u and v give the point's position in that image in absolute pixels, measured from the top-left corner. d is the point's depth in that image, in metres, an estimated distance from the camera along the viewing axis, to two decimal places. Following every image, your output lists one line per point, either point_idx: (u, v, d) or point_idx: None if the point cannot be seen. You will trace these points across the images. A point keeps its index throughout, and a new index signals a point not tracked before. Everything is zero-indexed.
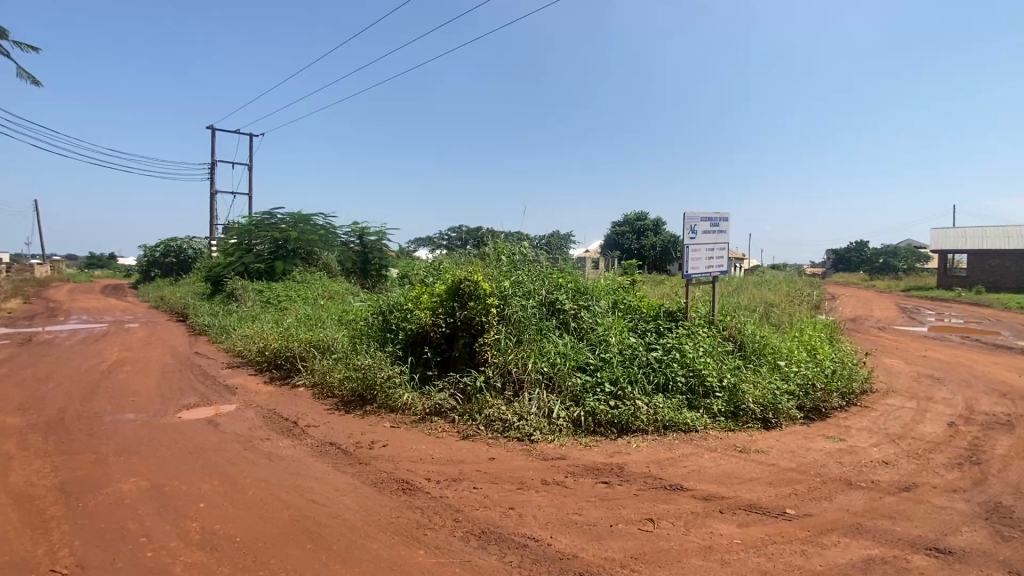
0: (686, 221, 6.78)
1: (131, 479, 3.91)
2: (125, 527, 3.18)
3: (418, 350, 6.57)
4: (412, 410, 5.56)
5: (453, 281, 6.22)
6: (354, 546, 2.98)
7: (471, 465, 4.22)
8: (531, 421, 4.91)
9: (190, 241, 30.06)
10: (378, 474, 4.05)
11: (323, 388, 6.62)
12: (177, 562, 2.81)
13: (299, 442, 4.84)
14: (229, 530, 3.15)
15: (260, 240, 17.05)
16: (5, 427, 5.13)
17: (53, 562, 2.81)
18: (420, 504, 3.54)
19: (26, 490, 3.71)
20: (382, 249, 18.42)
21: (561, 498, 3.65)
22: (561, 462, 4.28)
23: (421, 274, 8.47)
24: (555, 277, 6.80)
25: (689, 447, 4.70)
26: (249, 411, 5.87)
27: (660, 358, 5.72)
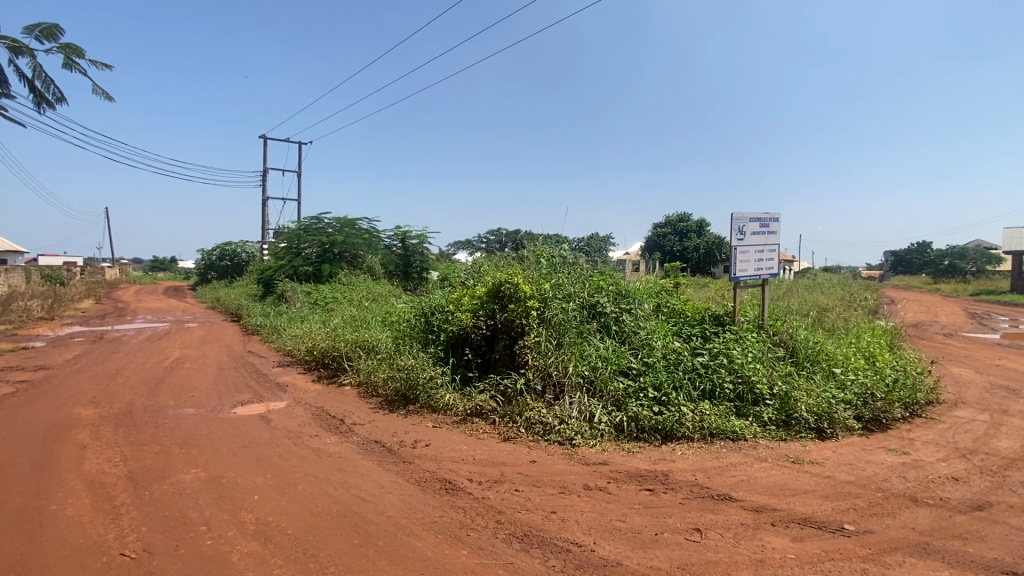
0: (733, 222, 6.57)
1: (191, 470, 4.13)
2: (186, 516, 3.36)
3: (459, 352, 6.65)
4: (453, 411, 5.63)
5: (493, 283, 6.23)
6: (399, 543, 3.03)
7: (512, 467, 4.22)
8: (572, 425, 4.85)
9: (245, 244, 31.41)
10: (422, 473, 4.12)
11: (367, 387, 6.80)
12: (234, 551, 2.94)
13: (345, 439, 4.98)
14: (282, 523, 3.27)
15: (308, 244, 17.71)
16: (81, 419, 5.52)
17: (123, 546, 3.00)
18: (462, 504, 3.57)
19: (99, 478, 3.98)
20: (423, 253, 18.75)
21: (605, 504, 3.59)
22: (603, 467, 4.22)
23: (462, 276, 8.58)
24: (595, 280, 6.73)
25: (737, 455, 4.53)
26: (299, 408, 6.10)
27: (706, 364, 5.56)
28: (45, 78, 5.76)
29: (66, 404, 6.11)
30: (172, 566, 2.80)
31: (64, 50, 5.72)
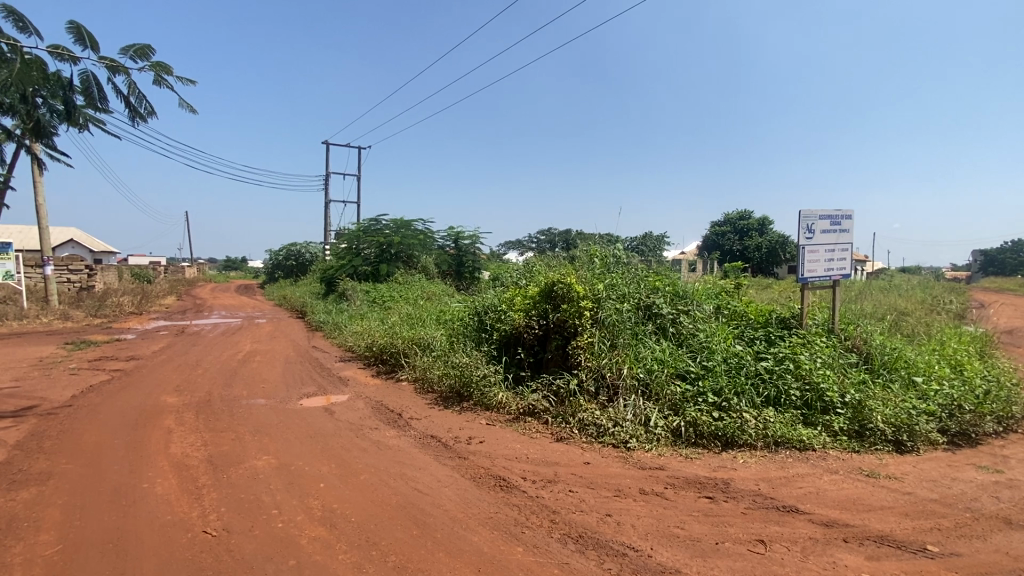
0: (801, 220, 6.24)
1: (263, 457, 4.40)
2: (260, 499, 3.59)
3: (512, 351, 6.70)
4: (506, 410, 5.68)
5: (546, 283, 6.22)
6: (456, 536, 3.10)
7: (566, 468, 4.20)
8: (627, 428, 4.77)
9: (309, 245, 32.97)
10: (477, 469, 4.19)
11: (423, 383, 6.99)
12: (303, 535, 3.11)
13: (403, 433, 5.14)
14: (345, 510, 3.42)
15: (366, 245, 18.41)
16: (167, 406, 6.01)
17: (205, 524, 3.24)
18: (517, 502, 3.60)
19: (183, 460, 4.32)
20: (476, 253, 19.16)
21: (661, 509, 3.51)
22: (660, 472, 4.12)
23: (514, 276, 8.63)
24: (651, 280, 6.59)
25: (805, 466, 4.30)
26: (359, 401, 6.36)
27: (771, 369, 5.31)
28: (137, 96, 5.09)
29: (155, 391, 6.68)
30: (248, 545, 2.99)
31: (156, 67, 4.91)
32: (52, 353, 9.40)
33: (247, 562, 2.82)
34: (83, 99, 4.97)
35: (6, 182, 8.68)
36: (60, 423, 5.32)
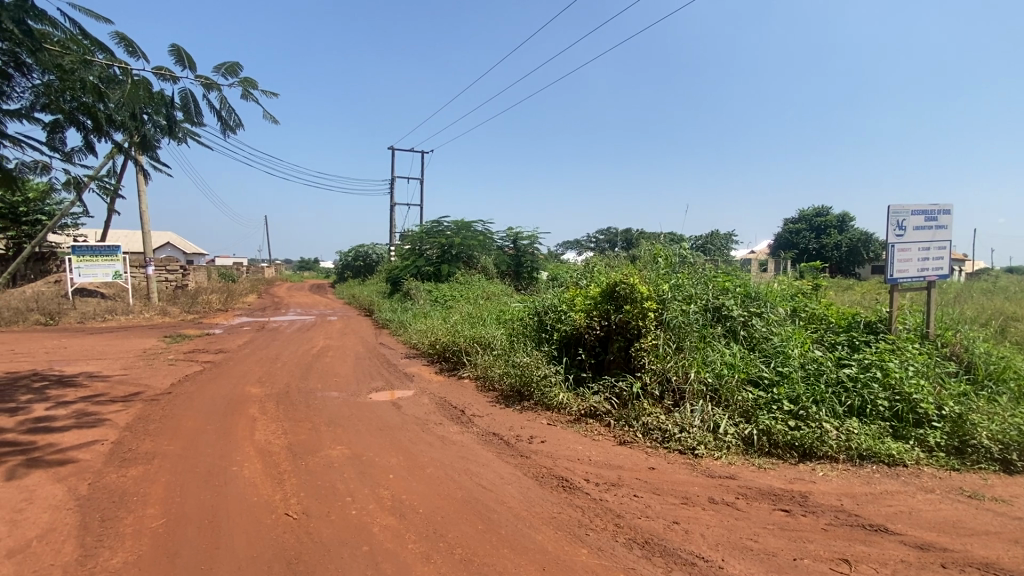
0: (890, 215, 5.76)
1: (337, 447, 4.65)
2: (335, 486, 3.80)
3: (573, 352, 6.65)
4: (567, 410, 5.64)
5: (608, 283, 6.04)
6: (521, 534, 3.13)
7: (630, 472, 4.12)
8: (694, 434, 4.60)
9: (375, 246, 34.47)
10: (539, 468, 4.20)
11: (485, 381, 7.10)
12: (375, 523, 3.25)
13: (466, 429, 5.25)
14: (414, 502, 3.55)
15: (429, 245, 18.97)
16: (251, 396, 6.49)
17: (286, 507, 3.47)
18: (580, 503, 3.57)
19: (267, 447, 4.65)
20: (534, 253, 19.28)
21: (733, 520, 3.36)
22: (730, 481, 3.94)
23: (575, 276, 8.56)
24: (719, 281, 6.32)
25: (894, 483, 3.96)
26: (424, 397, 6.57)
27: (855, 377, 4.94)
28: (227, 108, 5.53)
29: (240, 382, 7.22)
30: (325, 529, 3.18)
31: (243, 83, 5.32)
32: (154, 345, 10.43)
33: (325, 545, 3.00)
34: (182, 114, 5.46)
35: (116, 190, 9.69)
36: (162, 409, 5.88)
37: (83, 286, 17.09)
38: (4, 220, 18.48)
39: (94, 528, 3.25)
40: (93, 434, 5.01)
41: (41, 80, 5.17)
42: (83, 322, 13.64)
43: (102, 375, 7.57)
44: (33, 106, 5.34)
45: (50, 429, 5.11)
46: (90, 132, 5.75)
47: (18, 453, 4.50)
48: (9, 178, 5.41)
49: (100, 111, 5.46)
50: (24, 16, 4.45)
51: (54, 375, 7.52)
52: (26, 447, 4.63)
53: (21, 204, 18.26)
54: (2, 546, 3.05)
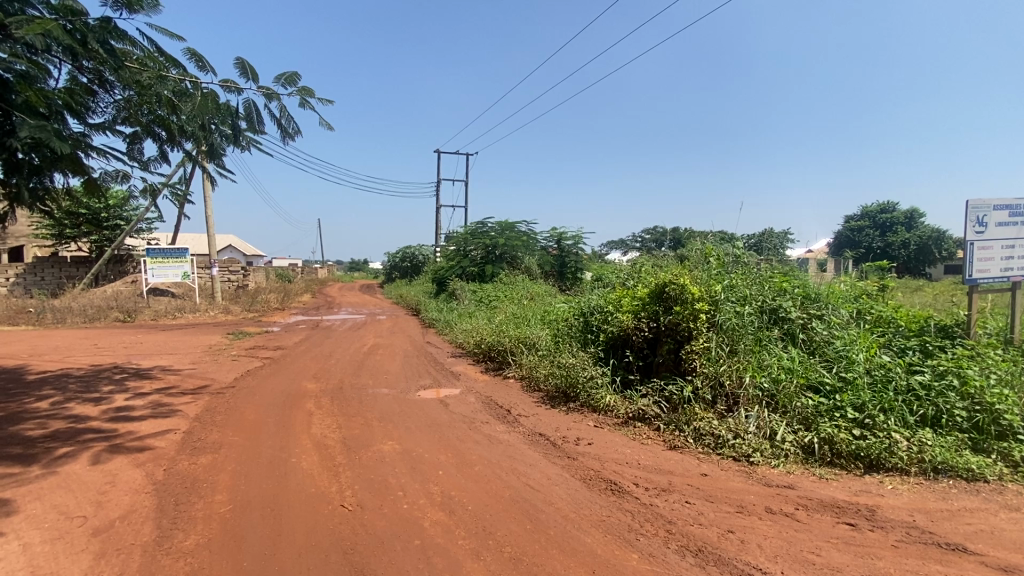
0: (968, 211, 5.34)
1: (388, 442, 4.79)
2: (386, 481, 3.91)
3: (620, 353, 6.55)
4: (615, 413, 5.56)
5: (656, 284, 5.85)
6: (570, 535, 3.11)
7: (681, 477, 4.01)
8: (749, 441, 4.43)
9: (422, 248, 35.22)
10: (587, 470, 4.16)
11: (530, 382, 7.11)
12: (426, 518, 3.32)
13: (512, 429, 5.27)
14: (463, 499, 3.60)
15: (474, 246, 19.21)
16: (307, 391, 6.77)
17: (342, 499, 3.61)
18: (630, 508, 3.52)
19: (323, 440, 4.85)
20: (578, 253, 19.13)
21: (792, 532, 3.21)
22: (789, 491, 3.76)
23: (621, 276, 8.43)
24: (776, 281, 6.06)
25: (973, 499, 3.67)
26: (470, 395, 6.65)
27: (928, 384, 4.61)
28: (287, 116, 5.80)
29: (297, 378, 7.56)
30: (378, 522, 3.27)
31: (301, 92, 5.57)
32: (219, 341, 11.09)
33: (378, 537, 3.09)
34: (245, 123, 5.78)
35: (186, 196, 10.37)
36: (226, 402, 6.23)
37: (157, 286, 18.40)
38: (89, 226, 20.15)
39: (169, 511, 3.50)
40: (166, 423, 5.38)
41: (122, 95, 5.60)
42: (156, 319, 14.68)
43: (174, 369, 8.12)
44: (115, 120, 5.80)
45: (129, 418, 5.54)
46: (164, 142, 6.17)
47: (103, 439, 4.90)
48: (95, 186, 5.90)
49: (173, 122, 5.85)
50: (108, 37, 4.83)
51: (132, 368, 8.13)
52: (108, 434, 5.03)
53: (103, 210, 19.84)
54: (89, 524, 3.33)
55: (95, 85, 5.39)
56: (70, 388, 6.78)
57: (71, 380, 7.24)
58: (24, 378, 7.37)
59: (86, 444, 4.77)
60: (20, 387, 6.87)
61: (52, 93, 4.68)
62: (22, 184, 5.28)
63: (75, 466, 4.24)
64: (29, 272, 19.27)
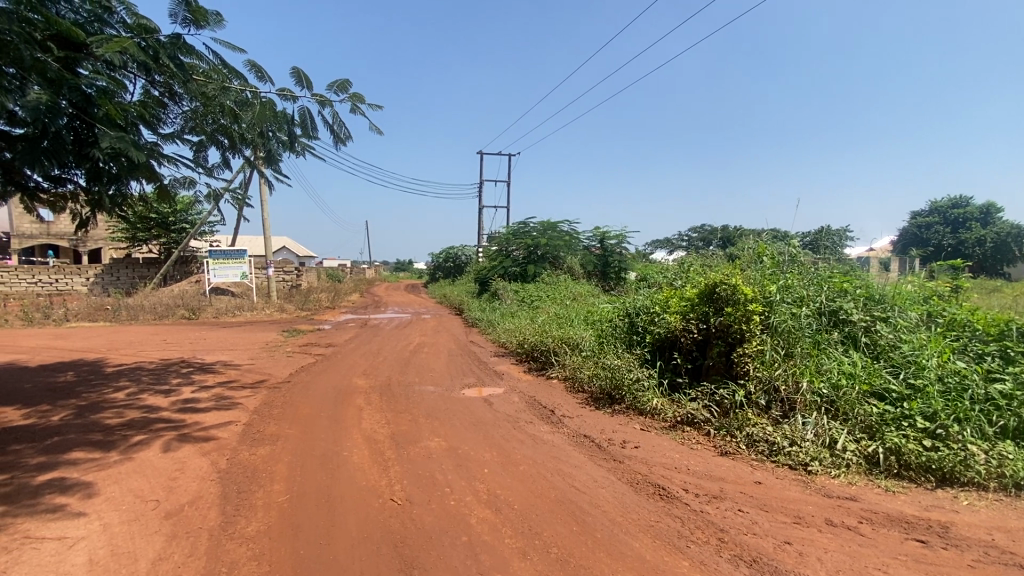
0: None
1: (435, 439, 4.87)
2: (434, 476, 3.99)
3: (668, 356, 6.40)
4: (662, 416, 5.44)
5: (706, 285, 5.67)
6: (617, 539, 3.07)
7: (733, 485, 3.88)
8: (806, 449, 4.23)
9: (465, 249, 35.65)
10: (634, 474, 4.09)
11: (574, 383, 7.06)
12: (473, 515, 3.36)
13: (557, 429, 5.25)
14: (509, 497, 3.62)
15: (516, 246, 19.28)
16: (357, 387, 7.00)
17: (391, 493, 3.70)
18: (679, 513, 3.43)
19: (372, 435, 5.00)
20: (622, 253, 18.84)
21: (856, 546, 3.04)
22: (851, 504, 3.57)
23: (668, 276, 8.22)
24: (836, 281, 5.76)
25: None
26: (514, 395, 6.68)
27: (1010, 394, 4.26)
28: (339, 122, 6.01)
29: (347, 374, 7.83)
30: (427, 517, 3.34)
31: (352, 98, 5.76)
32: (275, 339, 11.65)
33: (427, 532, 3.15)
34: (301, 130, 6.03)
35: (244, 200, 10.94)
36: (282, 396, 6.52)
37: (218, 285, 19.51)
38: (158, 229, 21.59)
39: (233, 498, 3.70)
40: (229, 415, 5.70)
41: (189, 106, 5.96)
42: (218, 317, 15.58)
43: (234, 364, 8.59)
44: (184, 129, 6.18)
45: (195, 410, 5.90)
46: (227, 149, 6.53)
47: (172, 428, 5.24)
48: (165, 192, 6.31)
49: (234, 130, 6.18)
50: (177, 52, 5.15)
51: (198, 363, 8.66)
52: (177, 424, 5.38)
53: (171, 214, 21.23)
54: (162, 507, 3.57)
55: (165, 97, 5.76)
56: (143, 380, 7.31)
57: (145, 373, 7.80)
58: (104, 370, 8.00)
59: (158, 432, 5.12)
60: (100, 378, 7.45)
61: (128, 106, 5.05)
62: (103, 190, 5.73)
63: (148, 453, 4.55)
64: (106, 272, 20.84)
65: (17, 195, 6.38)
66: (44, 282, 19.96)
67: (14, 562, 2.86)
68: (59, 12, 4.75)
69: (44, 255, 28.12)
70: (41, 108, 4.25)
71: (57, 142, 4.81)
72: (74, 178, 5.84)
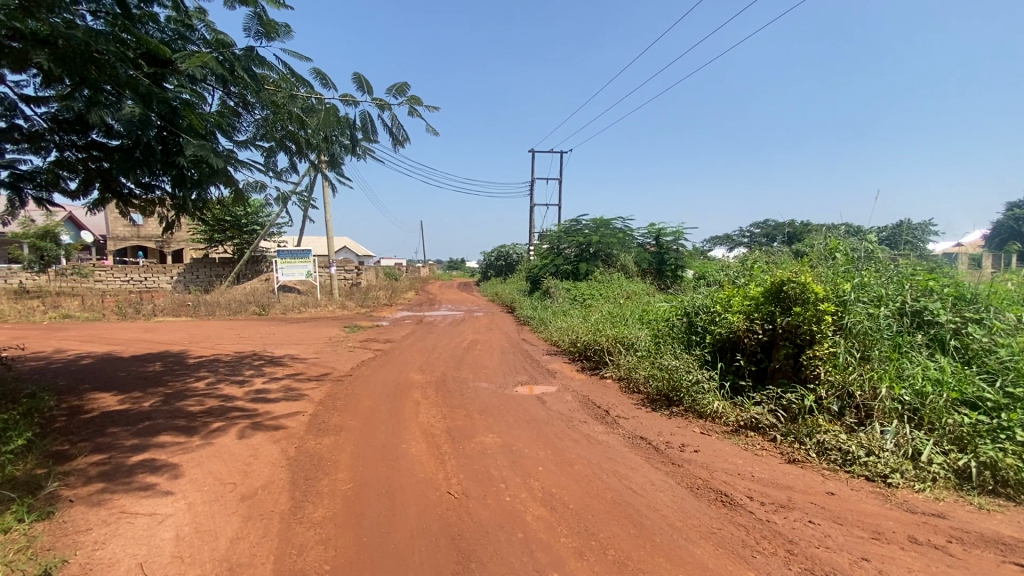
0: None
1: (489, 434, 4.93)
2: (490, 472, 4.03)
3: (730, 357, 6.14)
4: (724, 420, 5.23)
5: (772, 283, 5.38)
6: (677, 545, 2.99)
7: (802, 494, 3.67)
8: (884, 460, 3.93)
9: (516, 247, 35.83)
10: (694, 479, 3.96)
11: (629, 383, 6.92)
12: (529, 512, 3.37)
13: (612, 429, 5.18)
14: (564, 496, 3.61)
15: (568, 244, 19.13)
16: (413, 382, 7.20)
17: (448, 486, 3.78)
18: (743, 521, 3.29)
19: (429, 429, 5.12)
20: (678, 250, 18.25)
21: (944, 567, 2.79)
22: (938, 521, 3.28)
23: (729, 273, 7.89)
24: (920, 279, 5.31)
25: None
26: (568, 394, 6.64)
27: None
28: (397, 125, 6.19)
29: (404, 369, 8.06)
30: (483, 512, 3.38)
31: (410, 100, 5.92)
32: (337, 334, 12.20)
33: (484, 527, 3.19)
34: (362, 133, 6.27)
35: (309, 202, 11.50)
36: (344, 389, 6.81)
37: (285, 283, 20.69)
38: (232, 230, 23.13)
39: (301, 484, 3.91)
40: (297, 405, 6.03)
41: (261, 115, 6.34)
42: (285, 313, 16.53)
43: (301, 358, 9.08)
44: (256, 136, 6.58)
45: (267, 400, 6.29)
46: (295, 154, 6.89)
47: (246, 417, 5.60)
48: (240, 196, 6.75)
49: (301, 136, 6.50)
50: (251, 64, 5.48)
51: (268, 356, 9.23)
52: (251, 413, 5.75)
53: (243, 216, 22.70)
54: (238, 490, 3.83)
55: (240, 107, 6.15)
56: (221, 371, 7.87)
57: (222, 365, 8.39)
58: (187, 361, 8.67)
59: (234, 420, 5.49)
60: (184, 368, 8.10)
61: (207, 116, 5.43)
62: (186, 195, 6.20)
63: (226, 439, 4.90)
64: (188, 272, 22.59)
65: (113, 201, 7.03)
66: (135, 280, 21.90)
67: (112, 534, 3.15)
68: (147, 31, 5.18)
69: (135, 256, 30.80)
70: (133, 120, 4.65)
71: (147, 152, 5.25)
72: (161, 184, 6.35)
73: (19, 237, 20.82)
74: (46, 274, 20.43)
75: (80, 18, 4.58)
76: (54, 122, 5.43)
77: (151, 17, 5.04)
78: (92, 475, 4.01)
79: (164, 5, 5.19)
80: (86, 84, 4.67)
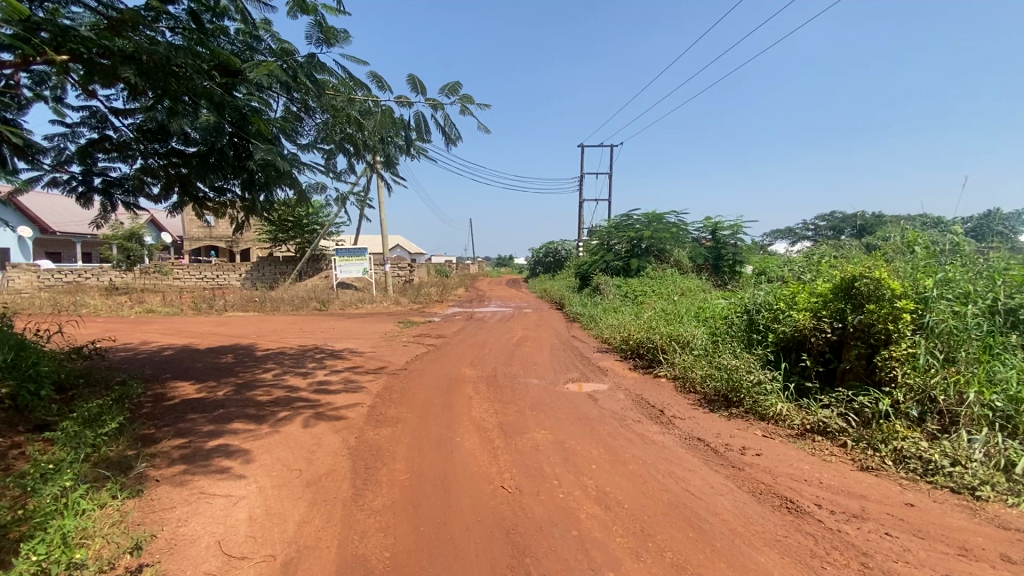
0: None
1: (541, 431, 4.94)
2: (542, 468, 4.03)
3: (795, 357, 5.84)
4: (788, 424, 4.97)
5: (843, 279, 5.07)
6: (739, 551, 2.88)
7: (877, 505, 3.44)
8: (972, 471, 3.62)
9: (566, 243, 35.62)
10: (756, 483, 3.80)
11: (685, 382, 6.71)
12: (583, 510, 3.35)
13: (667, 430, 5.06)
14: (619, 496, 3.56)
15: (619, 240, 18.79)
16: (465, 377, 7.31)
17: (502, 481, 3.82)
18: (811, 530, 3.13)
19: (482, 423, 5.18)
20: (736, 245, 17.51)
21: None
22: None
23: (793, 269, 7.50)
24: (1016, 274, 4.85)
25: None
26: (620, 392, 6.54)
27: None
28: (450, 124, 6.29)
29: (456, 364, 8.21)
30: (537, 508, 3.39)
31: (463, 99, 6.00)
32: (392, 329, 12.61)
33: (538, 522, 3.21)
34: (416, 134, 6.42)
35: (365, 201, 11.90)
36: (400, 383, 7.02)
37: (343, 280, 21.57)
38: (294, 230, 24.32)
39: (362, 473, 4.07)
40: (356, 397, 6.28)
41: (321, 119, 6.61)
42: (343, 309, 17.23)
43: (358, 352, 9.44)
44: (317, 140, 6.88)
45: (328, 391, 6.59)
46: (352, 155, 7.14)
47: (310, 407, 5.90)
48: (303, 197, 7.07)
49: (358, 138, 6.74)
50: (312, 70, 5.72)
51: (328, 350, 9.66)
52: (314, 404, 6.04)
53: (304, 216, 23.80)
54: (304, 476, 4.03)
55: (302, 112, 6.44)
56: (286, 364, 8.31)
57: (287, 357, 8.86)
58: (255, 354, 9.23)
59: (299, 410, 5.79)
60: (253, 360, 8.62)
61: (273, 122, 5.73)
62: (255, 197, 6.58)
63: (292, 428, 5.17)
64: (254, 270, 23.99)
65: (190, 204, 7.57)
66: (208, 277, 23.49)
67: (193, 513, 3.40)
68: (220, 44, 5.51)
69: (208, 255, 33.05)
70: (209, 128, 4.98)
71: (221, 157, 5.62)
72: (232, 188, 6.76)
73: (109, 238, 22.80)
74: (132, 272, 22.30)
75: (161, 35, 4.94)
76: (139, 132, 5.89)
77: (223, 31, 5.35)
78: (175, 457, 4.34)
79: (234, 18, 5.50)
80: (168, 95, 5.05)
